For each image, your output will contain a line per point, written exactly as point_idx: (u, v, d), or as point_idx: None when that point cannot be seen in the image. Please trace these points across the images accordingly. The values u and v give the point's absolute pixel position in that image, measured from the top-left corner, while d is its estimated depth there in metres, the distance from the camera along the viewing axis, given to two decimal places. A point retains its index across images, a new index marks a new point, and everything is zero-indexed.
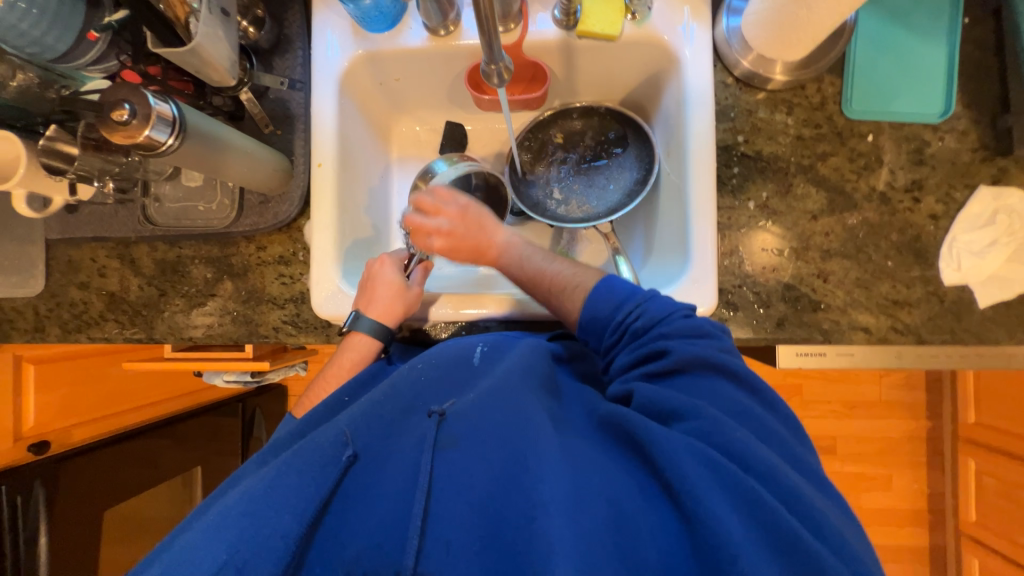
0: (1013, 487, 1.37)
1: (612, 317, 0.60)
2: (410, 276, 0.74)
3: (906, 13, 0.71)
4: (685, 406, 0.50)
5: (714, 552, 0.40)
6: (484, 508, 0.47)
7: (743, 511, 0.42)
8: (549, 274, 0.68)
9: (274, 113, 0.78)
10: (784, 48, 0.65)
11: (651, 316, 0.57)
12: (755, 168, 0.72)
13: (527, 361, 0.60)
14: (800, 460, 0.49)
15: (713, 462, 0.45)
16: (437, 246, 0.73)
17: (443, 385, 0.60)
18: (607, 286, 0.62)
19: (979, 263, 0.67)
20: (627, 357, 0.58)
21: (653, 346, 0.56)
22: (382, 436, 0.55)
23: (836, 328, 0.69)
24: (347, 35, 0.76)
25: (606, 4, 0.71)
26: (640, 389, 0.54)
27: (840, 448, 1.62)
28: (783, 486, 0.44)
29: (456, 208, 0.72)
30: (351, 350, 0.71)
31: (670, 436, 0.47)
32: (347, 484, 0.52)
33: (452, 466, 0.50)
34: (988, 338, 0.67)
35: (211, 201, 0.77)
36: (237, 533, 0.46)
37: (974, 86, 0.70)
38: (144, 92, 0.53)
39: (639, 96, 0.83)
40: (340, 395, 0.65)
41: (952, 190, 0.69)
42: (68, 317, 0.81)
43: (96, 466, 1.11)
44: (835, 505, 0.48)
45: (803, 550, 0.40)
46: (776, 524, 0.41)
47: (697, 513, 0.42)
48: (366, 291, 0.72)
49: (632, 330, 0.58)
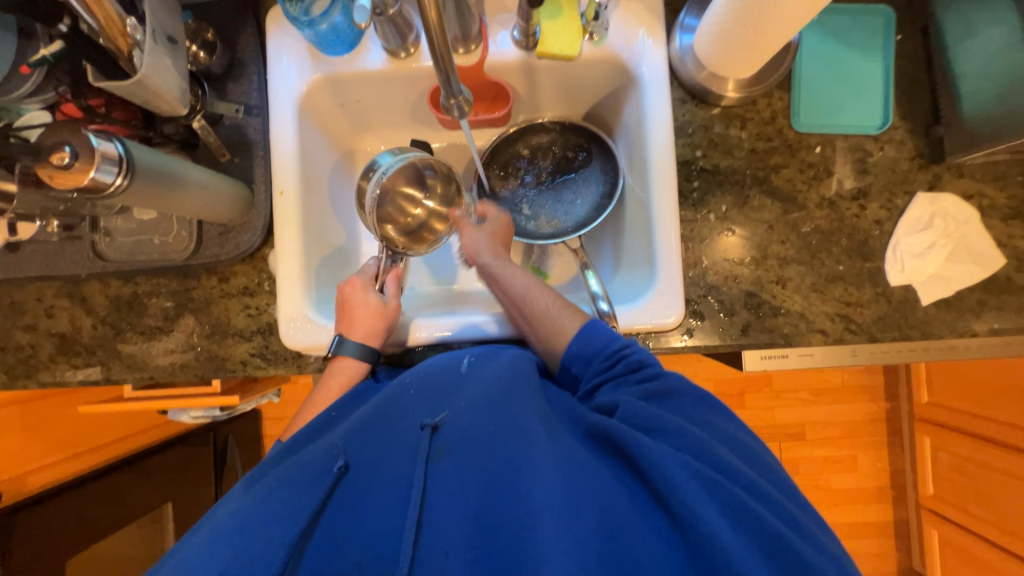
0: (966, 461, 1.48)
1: (605, 347, 0.61)
2: (384, 291, 0.73)
3: (844, 31, 0.75)
4: (663, 421, 0.51)
5: (705, 550, 0.41)
6: (479, 516, 0.47)
7: (730, 515, 0.43)
8: (546, 300, 0.68)
9: (231, 140, 0.76)
10: (735, 67, 0.68)
11: (643, 356, 0.59)
12: (713, 182, 0.74)
13: (520, 369, 0.60)
14: (776, 475, 0.52)
15: (699, 472, 0.46)
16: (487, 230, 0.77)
17: (432, 393, 0.59)
18: (598, 324, 0.63)
19: (921, 264, 0.71)
20: (617, 384, 0.58)
21: (644, 370, 0.57)
22: (372, 447, 0.54)
23: (796, 331, 0.72)
24: (304, 59, 0.74)
25: (563, 26, 0.72)
26: (626, 404, 0.53)
27: (809, 434, 1.69)
28: (769, 497, 0.46)
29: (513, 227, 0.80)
30: (337, 375, 0.68)
31: (660, 449, 0.47)
32: (338, 497, 0.51)
33: (447, 477, 0.49)
34: (933, 332, 0.72)
35: (167, 234, 0.74)
36: (230, 550, 0.46)
37: (908, 98, 0.74)
38: (85, 133, 0.51)
39: (600, 111, 0.85)
40: (329, 411, 0.62)
41: (893, 197, 0.73)
42: (14, 362, 0.77)
43: (54, 513, 1.05)
44: (804, 510, 0.50)
45: (790, 552, 0.42)
46: (764, 531, 0.43)
47: (687, 518, 0.43)
48: (345, 317, 0.70)
49: (626, 362, 0.58)
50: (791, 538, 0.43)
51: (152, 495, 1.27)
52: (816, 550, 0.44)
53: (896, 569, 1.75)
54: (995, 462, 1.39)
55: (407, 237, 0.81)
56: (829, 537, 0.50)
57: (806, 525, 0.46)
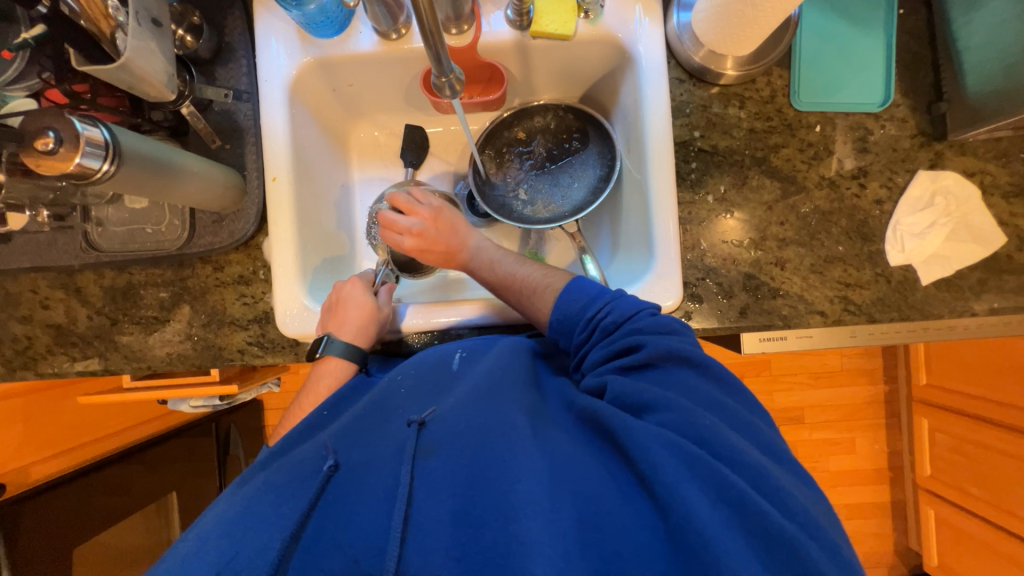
0: (964, 442, 1.49)
1: (581, 315, 0.60)
2: (377, 297, 0.74)
3: (846, 5, 0.73)
4: (651, 398, 0.51)
5: (684, 534, 0.42)
6: (465, 511, 0.46)
7: (710, 492, 0.43)
8: (518, 280, 0.68)
9: (221, 126, 0.75)
10: (733, 44, 0.66)
11: (619, 313, 0.58)
12: (711, 163, 0.73)
13: (507, 361, 0.60)
14: (765, 440, 0.51)
15: (682, 450, 0.46)
16: (407, 246, 0.72)
17: (425, 389, 0.61)
18: (576, 285, 0.62)
19: (921, 244, 0.71)
20: (601, 352, 0.57)
21: (626, 340, 0.56)
22: (362, 446, 0.54)
23: (794, 313, 0.72)
24: (293, 41, 0.72)
25: (557, 4, 0.70)
26: (613, 382, 0.54)
27: (807, 417, 1.70)
28: (752, 470, 0.45)
29: (429, 210, 0.72)
30: (325, 376, 0.69)
31: (643, 429, 0.47)
32: (327, 497, 0.51)
33: (432, 473, 0.49)
34: (932, 312, 0.72)
35: (159, 223, 0.74)
36: (218, 554, 0.46)
37: (910, 74, 0.73)
38: (68, 118, 0.50)
39: (597, 92, 0.83)
40: (320, 410, 0.63)
41: (894, 175, 0.72)
42: (11, 354, 0.76)
43: (59, 503, 1.05)
44: (798, 481, 0.50)
45: (776, 533, 0.42)
46: (751, 509, 0.42)
47: (668, 501, 0.43)
48: (335, 315, 0.70)
49: (602, 328, 0.58)
50: (780, 522, 0.42)
51: (156, 485, 1.28)
52: (800, 526, 0.43)
53: (892, 549, 1.77)
54: (992, 441, 1.40)
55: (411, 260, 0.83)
56: (827, 512, 0.50)
57: (792, 498, 0.45)
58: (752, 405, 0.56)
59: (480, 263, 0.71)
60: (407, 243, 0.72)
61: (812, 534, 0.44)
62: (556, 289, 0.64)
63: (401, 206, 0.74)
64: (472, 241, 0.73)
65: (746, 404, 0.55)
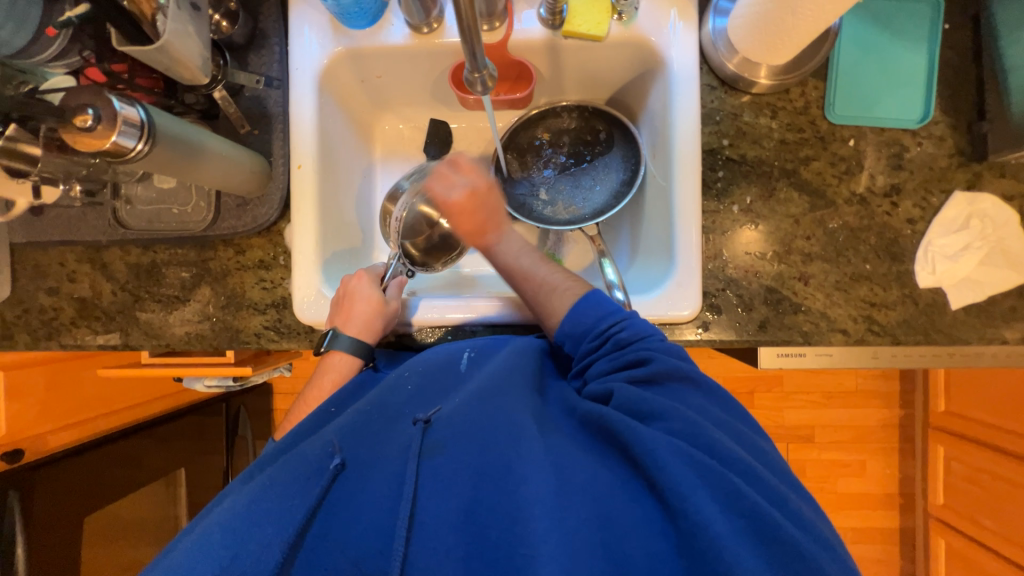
0: (979, 472, 1.45)
1: (594, 326, 0.59)
2: (386, 292, 0.73)
3: (888, 17, 0.71)
4: (658, 406, 0.50)
5: (695, 540, 0.40)
6: (472, 512, 0.46)
7: (721, 500, 0.43)
8: (539, 276, 0.66)
9: (250, 112, 0.76)
10: (769, 53, 0.65)
11: (633, 330, 0.57)
12: (739, 172, 0.72)
13: (512, 362, 0.60)
14: (769, 458, 0.51)
15: (693, 459, 0.45)
16: (453, 201, 0.69)
17: (430, 389, 0.61)
18: (594, 297, 0.61)
19: (953, 267, 0.69)
20: (607, 364, 0.57)
21: (634, 353, 0.55)
22: (367, 444, 0.54)
23: (815, 330, 0.70)
24: (325, 31, 0.73)
25: (591, 4, 0.70)
26: (619, 391, 0.53)
27: (818, 437, 1.67)
28: (760, 479, 0.45)
29: (487, 178, 0.70)
30: (332, 371, 0.69)
31: (652, 436, 0.47)
32: (335, 493, 0.50)
33: (438, 472, 0.49)
34: (960, 338, 0.69)
35: (185, 204, 0.75)
36: (222, 548, 0.45)
37: (952, 92, 0.71)
38: (108, 96, 0.51)
39: (625, 95, 0.82)
40: (327, 407, 0.64)
41: (929, 195, 0.70)
42: (37, 324, 0.78)
43: (73, 472, 1.08)
44: (805, 499, 0.49)
45: (786, 541, 0.40)
46: (759, 518, 0.41)
47: (679, 508, 0.42)
48: (342, 310, 0.70)
49: (614, 341, 0.57)
50: (789, 530, 0.41)
51: (165, 461, 1.31)
52: (809, 536, 0.42)
53: None
54: (1009, 474, 1.36)
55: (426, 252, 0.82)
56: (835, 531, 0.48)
57: (802, 511, 0.44)
58: (741, 414, 0.56)
59: (508, 252, 0.69)
60: (454, 198, 0.68)
61: (828, 551, 0.43)
62: (574, 294, 0.64)
63: (459, 164, 0.71)
64: (508, 229, 0.71)
65: (747, 423, 0.55)
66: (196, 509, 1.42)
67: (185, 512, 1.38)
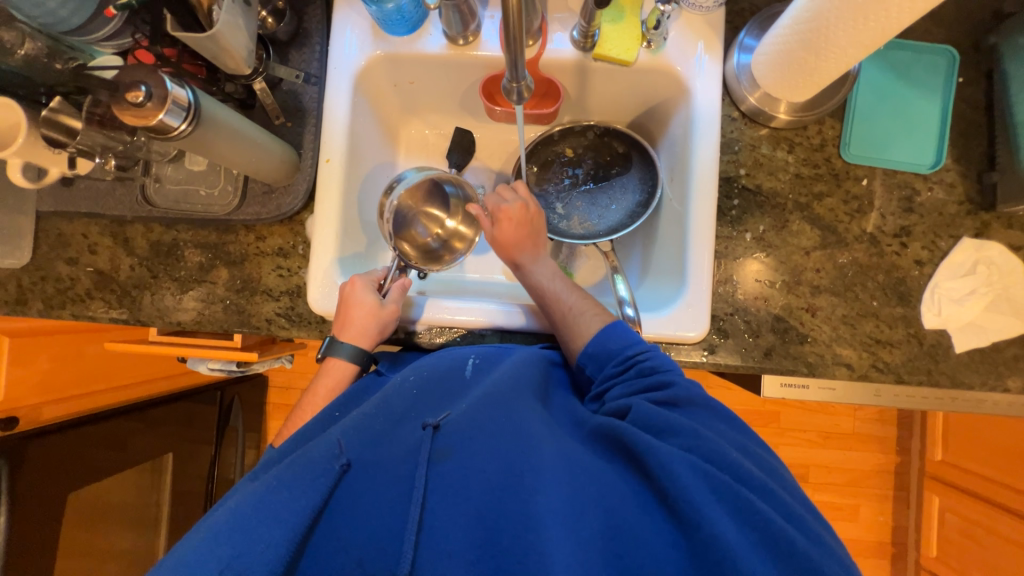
0: (974, 526, 1.42)
1: (619, 352, 0.59)
2: (385, 296, 0.73)
3: (904, 67, 0.75)
4: (676, 422, 0.50)
5: (707, 553, 0.40)
6: (482, 518, 0.46)
7: (736, 516, 0.43)
8: (567, 302, 0.67)
9: (286, 105, 0.78)
10: (790, 90, 0.67)
11: (659, 362, 0.57)
12: (754, 202, 0.74)
13: (518, 370, 0.59)
14: (778, 475, 0.51)
15: (708, 474, 0.45)
16: (505, 208, 0.72)
17: (434, 396, 0.60)
18: (620, 327, 0.62)
19: (958, 310, 0.70)
20: (625, 388, 0.56)
21: (659, 378, 0.55)
22: (372, 446, 0.53)
23: (821, 362, 0.71)
24: (366, 35, 0.76)
25: (623, 31, 0.73)
26: (640, 407, 0.52)
27: (812, 476, 1.65)
28: (770, 495, 0.45)
29: (536, 207, 0.74)
30: (330, 373, 0.70)
31: (667, 449, 0.46)
32: (340, 494, 0.50)
33: (447, 478, 0.49)
34: (962, 381, 0.70)
35: (213, 187, 0.77)
36: (229, 548, 0.45)
37: (963, 142, 0.73)
38: (161, 75, 0.54)
39: (646, 120, 0.85)
40: (330, 411, 0.63)
41: (937, 239, 0.72)
42: (52, 292, 0.79)
43: (63, 447, 1.07)
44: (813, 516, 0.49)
45: (800, 555, 0.41)
46: (772, 531, 0.42)
47: (692, 519, 0.42)
48: (341, 316, 0.70)
49: (639, 368, 0.57)
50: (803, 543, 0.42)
51: (154, 444, 1.29)
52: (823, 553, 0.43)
53: None
54: (1001, 529, 1.34)
55: (426, 256, 0.81)
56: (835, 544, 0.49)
57: (812, 525, 0.45)
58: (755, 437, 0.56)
59: (541, 275, 0.71)
60: (507, 206, 0.72)
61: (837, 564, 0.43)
62: (600, 322, 0.64)
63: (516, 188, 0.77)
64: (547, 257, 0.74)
65: (757, 442, 0.56)
66: (180, 497, 1.40)
67: (166, 500, 1.35)
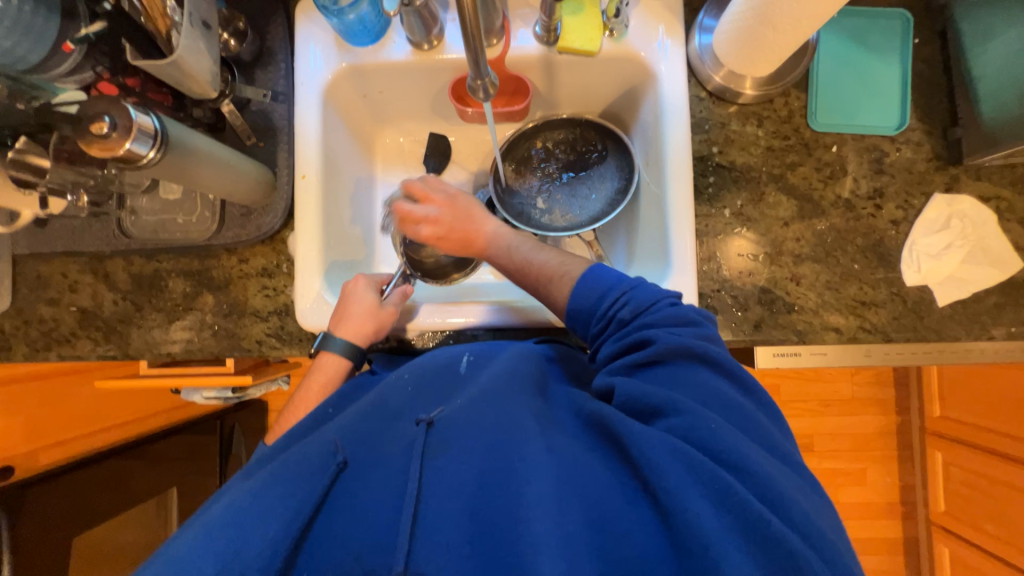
0: (979, 477, 1.45)
1: (597, 307, 0.58)
2: (386, 297, 0.74)
3: (862, 33, 0.76)
4: (662, 401, 0.49)
5: (685, 542, 0.41)
6: (473, 510, 0.46)
7: (715, 500, 0.42)
8: (536, 265, 0.66)
9: (257, 125, 0.78)
10: (752, 66, 0.69)
11: (636, 304, 0.56)
12: (729, 178, 0.75)
13: (514, 366, 0.60)
14: (776, 445, 0.49)
15: (685, 456, 0.44)
16: (424, 235, 0.73)
17: (431, 392, 0.59)
18: (594, 274, 0.60)
19: (937, 264, 0.71)
20: (614, 345, 0.56)
21: (638, 334, 0.54)
22: (368, 444, 0.54)
23: (809, 328, 0.72)
24: (331, 48, 0.76)
25: (584, 22, 0.74)
26: (624, 383, 0.52)
27: (817, 445, 1.67)
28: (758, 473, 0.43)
29: (444, 197, 0.74)
30: (320, 371, 0.70)
31: (650, 435, 0.46)
32: (336, 494, 0.51)
33: (440, 472, 0.49)
34: (948, 334, 0.72)
35: (190, 214, 0.76)
36: (225, 543, 0.45)
37: (924, 100, 0.75)
38: (125, 105, 0.54)
39: (617, 108, 0.86)
40: (324, 407, 0.63)
41: (910, 197, 0.73)
42: (36, 335, 0.78)
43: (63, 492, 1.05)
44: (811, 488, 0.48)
45: (780, 542, 0.40)
46: (749, 515, 0.41)
47: (670, 510, 0.42)
48: (339, 311, 0.71)
49: (618, 320, 0.57)
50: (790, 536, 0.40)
51: (158, 480, 1.28)
52: (817, 543, 0.41)
53: None
54: (1006, 477, 1.36)
55: (424, 265, 0.83)
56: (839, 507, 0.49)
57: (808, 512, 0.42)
58: (762, 404, 0.53)
59: (498, 250, 0.71)
60: (424, 233, 0.73)
61: (820, 548, 0.41)
62: (574, 277, 0.62)
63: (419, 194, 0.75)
64: (488, 228, 0.72)
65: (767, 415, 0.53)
66: None
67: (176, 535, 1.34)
